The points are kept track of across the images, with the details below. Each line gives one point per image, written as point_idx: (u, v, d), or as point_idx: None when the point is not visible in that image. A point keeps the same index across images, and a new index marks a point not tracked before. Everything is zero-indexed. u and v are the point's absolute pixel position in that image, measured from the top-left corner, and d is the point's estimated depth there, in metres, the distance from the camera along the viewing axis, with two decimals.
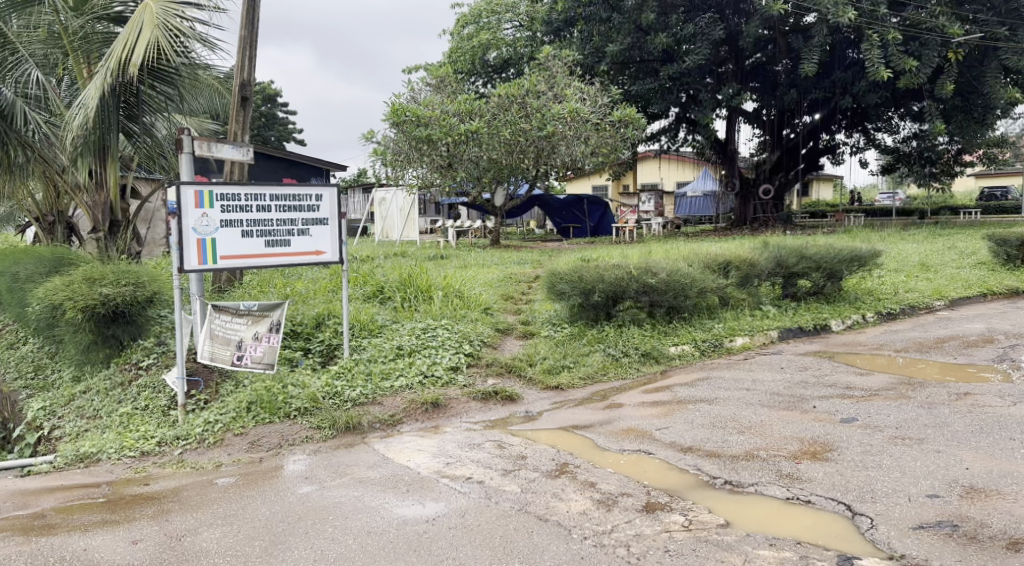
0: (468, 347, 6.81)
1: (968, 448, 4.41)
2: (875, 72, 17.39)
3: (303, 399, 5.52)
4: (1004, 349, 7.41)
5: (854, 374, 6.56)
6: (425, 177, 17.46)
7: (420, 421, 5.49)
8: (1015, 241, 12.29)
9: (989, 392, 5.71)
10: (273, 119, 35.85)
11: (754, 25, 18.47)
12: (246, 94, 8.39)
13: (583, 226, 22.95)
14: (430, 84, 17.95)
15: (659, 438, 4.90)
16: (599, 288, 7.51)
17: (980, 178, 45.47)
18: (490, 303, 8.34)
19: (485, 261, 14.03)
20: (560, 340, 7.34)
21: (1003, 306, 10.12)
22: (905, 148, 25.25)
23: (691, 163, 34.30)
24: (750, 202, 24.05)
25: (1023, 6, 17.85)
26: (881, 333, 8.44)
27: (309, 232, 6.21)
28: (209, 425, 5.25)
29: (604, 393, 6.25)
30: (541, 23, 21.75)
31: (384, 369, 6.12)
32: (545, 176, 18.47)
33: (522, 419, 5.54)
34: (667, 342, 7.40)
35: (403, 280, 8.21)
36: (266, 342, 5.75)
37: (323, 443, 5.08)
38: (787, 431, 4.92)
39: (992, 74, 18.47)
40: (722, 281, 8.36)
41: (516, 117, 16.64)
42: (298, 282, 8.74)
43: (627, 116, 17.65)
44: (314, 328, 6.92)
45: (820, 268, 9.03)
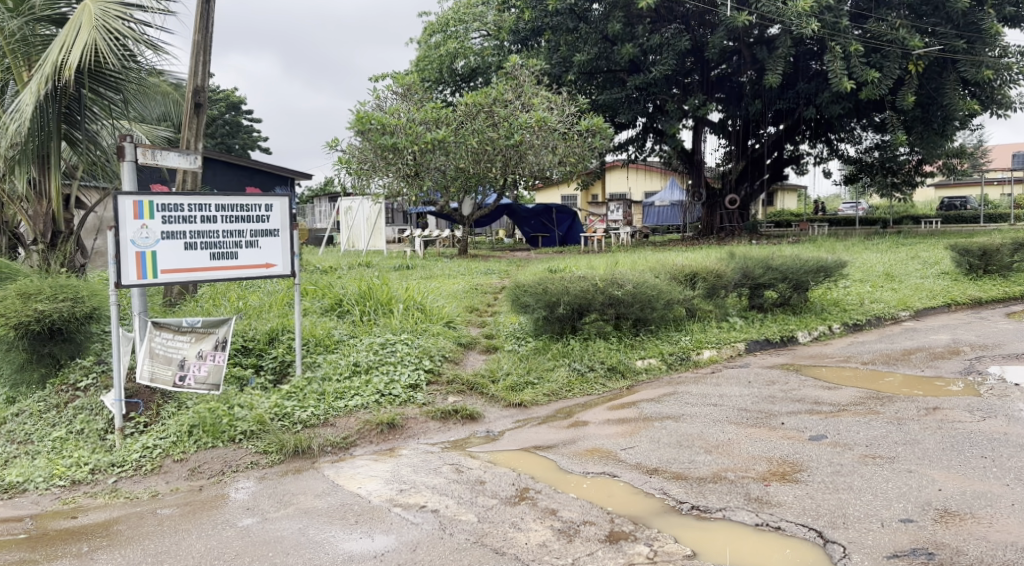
0: (428, 362, 6.56)
1: (939, 467, 4.29)
2: (838, 83, 17.61)
3: (249, 422, 5.26)
4: (971, 361, 7.36)
5: (823, 388, 6.44)
6: (391, 185, 17.15)
7: (374, 444, 5.24)
8: (977, 251, 12.40)
9: (958, 406, 5.63)
10: (236, 127, 35.14)
11: (719, 36, 18.54)
12: (199, 100, 8.04)
13: (551, 235, 22.82)
14: (396, 92, 17.70)
15: (624, 459, 4.70)
16: (564, 300, 7.29)
17: (940, 188, 46.35)
18: (452, 316, 8.10)
19: (451, 272, 13.76)
20: (524, 354, 7.13)
21: (967, 316, 10.16)
22: (868, 158, 25.48)
23: (659, 172, 34.52)
24: (716, 211, 23.99)
25: (980, 19, 18.23)
26: (847, 344, 8.37)
27: (257, 244, 5.93)
28: (148, 450, 5.06)
29: (569, 410, 6.04)
30: (509, 32, 21.48)
31: (337, 388, 5.85)
32: (513, 186, 18.31)
33: (481, 439, 5.31)
34: (634, 355, 7.23)
35: (363, 293, 7.93)
36: (210, 360, 5.51)
37: (269, 469, 4.85)
38: (755, 451, 4.75)
39: (952, 86, 18.79)
40: (688, 293, 8.22)
41: (483, 126, 16.45)
42: (253, 295, 8.42)
43: (595, 126, 17.59)
44: (267, 343, 6.62)
45: (786, 278, 8.94)
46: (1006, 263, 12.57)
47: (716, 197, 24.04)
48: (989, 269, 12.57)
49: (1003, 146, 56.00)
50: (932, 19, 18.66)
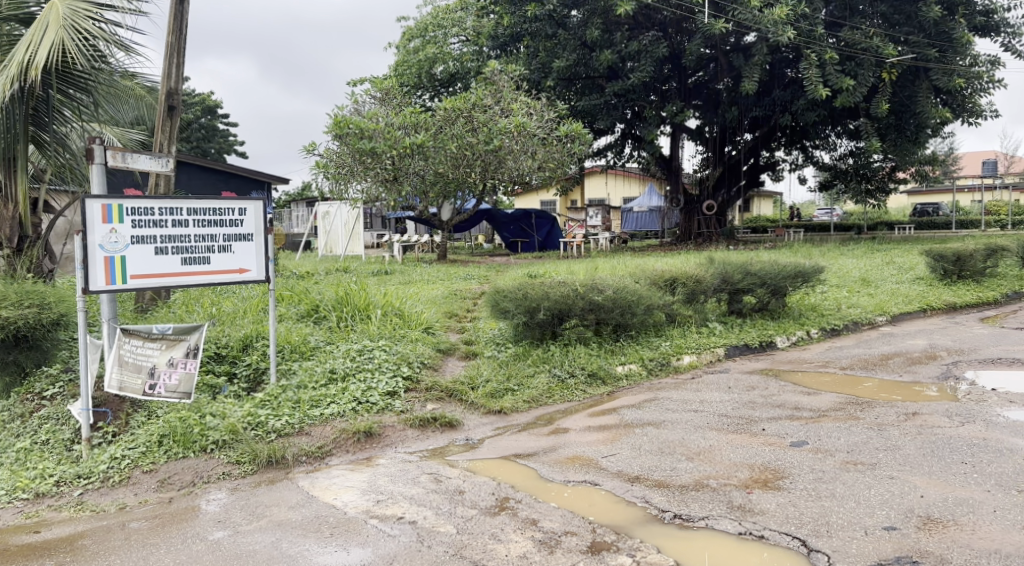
0: (406, 369, 6.45)
1: (920, 474, 4.27)
2: (814, 90, 17.77)
3: (221, 431, 5.14)
4: (948, 366, 7.41)
5: (802, 394, 6.43)
6: (369, 191, 17.01)
7: (351, 453, 5.13)
8: (952, 256, 12.53)
9: (937, 411, 5.64)
10: (212, 131, 34.72)
11: (696, 43, 18.64)
12: (172, 102, 7.88)
13: (531, 241, 22.78)
14: (374, 97, 17.59)
15: (605, 467, 4.64)
16: (544, 306, 7.22)
17: (912, 195, 46.98)
18: (431, 321, 8.00)
19: (430, 278, 13.65)
20: (504, 361, 7.04)
21: (942, 321, 10.24)
22: (843, 165, 25.76)
23: (638, 178, 34.63)
24: (694, 217, 24.09)
25: (951, 29, 18.49)
26: (825, 350, 8.39)
27: (231, 248, 5.81)
28: (116, 462, 4.93)
29: (549, 417, 5.97)
30: (488, 37, 21.28)
31: (313, 396, 5.73)
32: (492, 191, 18.26)
33: (461, 448, 5.22)
34: (614, 361, 7.18)
35: (340, 298, 7.80)
36: (181, 368, 5.42)
37: (241, 480, 4.74)
38: (737, 457, 4.71)
39: (924, 94, 19.07)
40: (668, 298, 8.19)
41: (463, 131, 16.38)
42: (227, 301, 8.27)
43: (574, 131, 17.60)
44: (241, 350, 6.48)
45: (765, 284, 8.95)
46: (979, 268, 12.73)
47: (694, 203, 24.14)
48: (963, 274, 12.72)
49: (973, 153, 56.97)
50: (905, 28, 18.92)
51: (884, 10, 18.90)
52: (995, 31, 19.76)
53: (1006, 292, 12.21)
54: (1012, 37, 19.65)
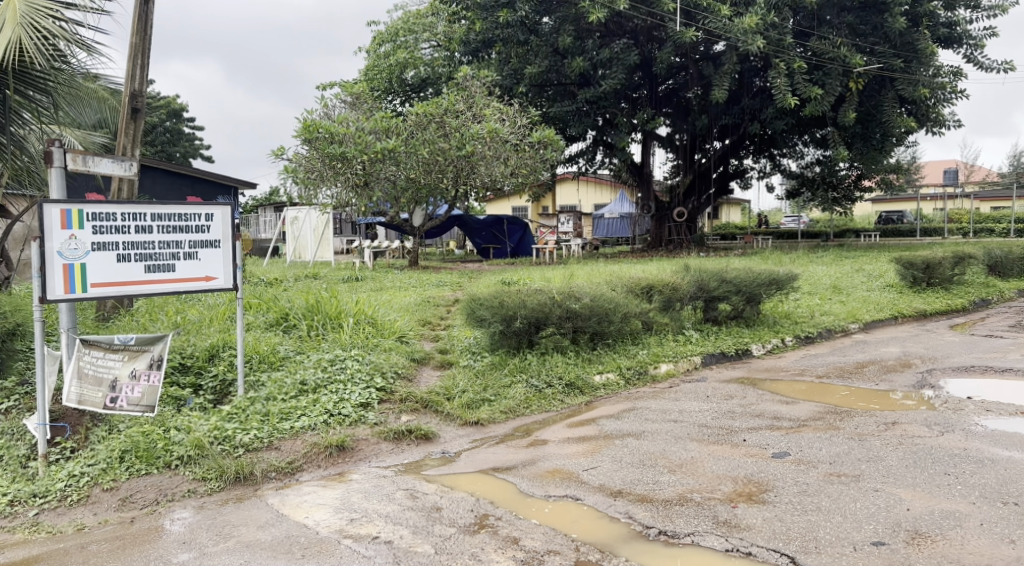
0: (380, 380, 6.28)
1: (905, 485, 4.23)
2: (783, 99, 17.94)
3: (186, 446, 4.93)
4: (922, 374, 7.43)
5: (780, 403, 6.38)
6: (340, 196, 16.78)
7: (322, 468, 4.95)
8: (921, 264, 12.68)
9: (916, 421, 5.62)
10: (178, 135, 34.08)
11: (667, 52, 18.70)
12: (136, 105, 7.63)
13: (503, 247, 22.69)
14: (345, 101, 17.39)
15: (586, 480, 4.52)
16: (521, 314, 7.09)
17: (877, 204, 47.80)
18: (405, 330, 7.84)
19: (402, 284, 13.48)
20: (480, 370, 6.91)
21: (914, 329, 10.33)
22: (810, 173, 26.08)
23: (609, 185, 34.76)
24: (665, 224, 24.14)
25: (916, 40, 18.79)
26: (801, 357, 8.39)
27: (196, 255, 5.60)
28: (74, 479, 4.69)
29: (527, 428, 5.85)
30: (459, 43, 21.11)
31: (283, 409, 5.54)
32: (465, 197, 18.16)
33: (437, 461, 5.07)
34: (592, 370, 7.09)
35: (310, 306, 7.60)
36: (144, 381, 5.22)
37: (208, 497, 4.56)
38: (719, 470, 4.63)
39: (890, 103, 19.38)
40: (645, 306, 8.11)
41: (435, 136, 16.24)
42: (192, 309, 8.03)
43: (547, 138, 17.56)
44: (207, 361, 6.28)
45: (740, 291, 8.93)
46: (947, 275, 12.90)
47: (665, 210, 24.20)
48: (932, 282, 12.87)
49: (935, 162, 58.20)
50: (872, 38, 19.18)
51: (851, 21, 19.14)
52: (958, 42, 20.14)
53: (973, 300, 12.38)
54: (974, 49, 20.04)
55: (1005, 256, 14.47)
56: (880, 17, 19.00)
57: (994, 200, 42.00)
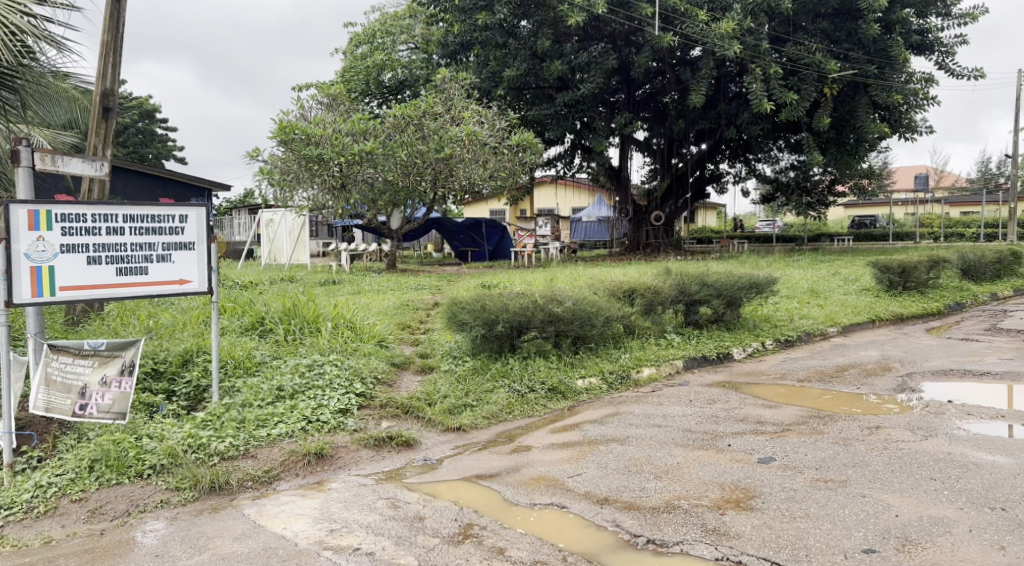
0: (360, 386, 6.16)
1: (892, 491, 4.21)
2: (759, 104, 18.06)
3: (159, 454, 4.79)
4: (902, 378, 7.45)
5: (763, 407, 6.35)
6: (316, 198, 16.57)
7: (301, 477, 4.82)
8: (897, 268, 12.79)
9: (898, 425, 5.61)
10: (150, 136, 33.56)
11: (645, 56, 18.74)
12: (108, 104, 7.44)
13: (481, 250, 22.60)
14: (321, 102, 17.18)
15: (572, 488, 4.45)
16: (503, 318, 7.01)
17: (850, 208, 48.45)
18: (385, 333, 7.72)
19: (380, 287, 13.33)
20: (461, 375, 6.81)
21: (891, 332, 10.39)
22: (785, 177, 26.31)
23: (587, 190, 34.82)
24: (642, 228, 24.15)
25: (891, 46, 18.82)
26: (781, 361, 8.39)
27: (170, 258, 5.44)
28: (41, 490, 4.53)
29: (510, 433, 5.76)
30: (437, 45, 20.99)
31: (260, 415, 5.40)
32: (443, 200, 18.05)
33: (419, 469, 4.97)
34: (574, 374, 7.02)
35: (287, 310, 7.45)
36: (116, 387, 5.05)
37: (182, 508, 4.41)
38: (706, 475, 4.58)
39: (863, 109, 19.60)
40: (627, 310, 8.06)
41: (413, 139, 16.12)
42: (165, 314, 7.86)
43: (526, 141, 17.51)
44: (180, 366, 6.13)
45: (721, 294, 8.92)
46: (923, 279, 13.02)
47: (642, 214, 24.21)
48: (908, 286, 12.99)
49: (906, 167, 59.06)
50: (846, 44, 19.37)
51: (826, 27, 19.31)
52: (930, 49, 20.45)
53: (948, 303, 12.51)
54: (946, 56, 20.34)
55: (978, 261, 14.67)
56: (854, 23, 19.11)
57: (963, 205, 42.70)
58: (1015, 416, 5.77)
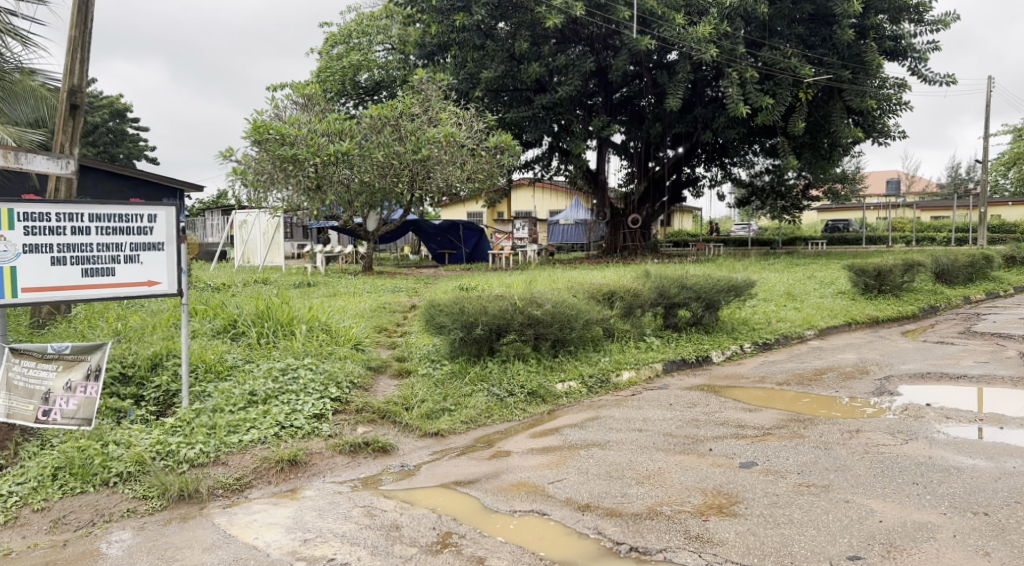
0: (335, 390, 6.03)
1: (875, 496, 4.19)
2: (735, 108, 18.14)
3: (126, 462, 4.63)
4: (880, 381, 7.47)
5: (743, 410, 6.31)
6: (291, 199, 16.35)
7: (273, 485, 4.68)
8: (873, 271, 12.88)
9: (879, 428, 5.60)
10: (121, 136, 32.96)
11: (622, 59, 18.76)
12: (75, 101, 7.24)
13: (458, 252, 22.51)
14: (296, 102, 16.94)
15: (553, 494, 4.36)
16: (482, 321, 6.91)
17: (823, 212, 49.00)
18: (360, 336, 7.59)
19: (355, 289, 13.16)
20: (439, 379, 6.70)
21: (868, 335, 10.45)
22: (760, 182, 26.49)
23: (565, 193, 34.60)
24: (619, 231, 24.08)
25: (864, 52, 19.16)
26: (759, 364, 8.37)
27: (138, 258, 5.27)
28: (1, 499, 4.34)
29: (489, 439, 5.66)
30: (414, 46, 20.83)
31: (231, 421, 5.25)
32: (420, 202, 17.92)
33: (396, 475, 4.85)
34: (554, 378, 6.93)
35: (260, 313, 7.29)
36: (80, 393, 4.92)
37: (149, 517, 4.26)
38: (688, 481, 4.51)
39: (838, 114, 19.80)
40: (606, 312, 7.99)
41: (390, 140, 15.98)
42: (134, 316, 7.67)
43: (503, 143, 17.45)
44: (149, 370, 5.97)
45: (700, 297, 8.89)
46: (897, 282, 13.13)
47: (620, 217, 24.14)
48: (883, 289, 13.09)
49: (878, 173, 59.87)
50: (821, 50, 19.52)
51: (801, 32, 19.46)
52: (903, 55, 20.65)
53: (922, 306, 12.63)
54: (918, 62, 20.58)
55: (951, 265, 14.85)
56: (829, 30, 19.33)
57: (934, 209, 43.32)
58: (993, 420, 5.78)
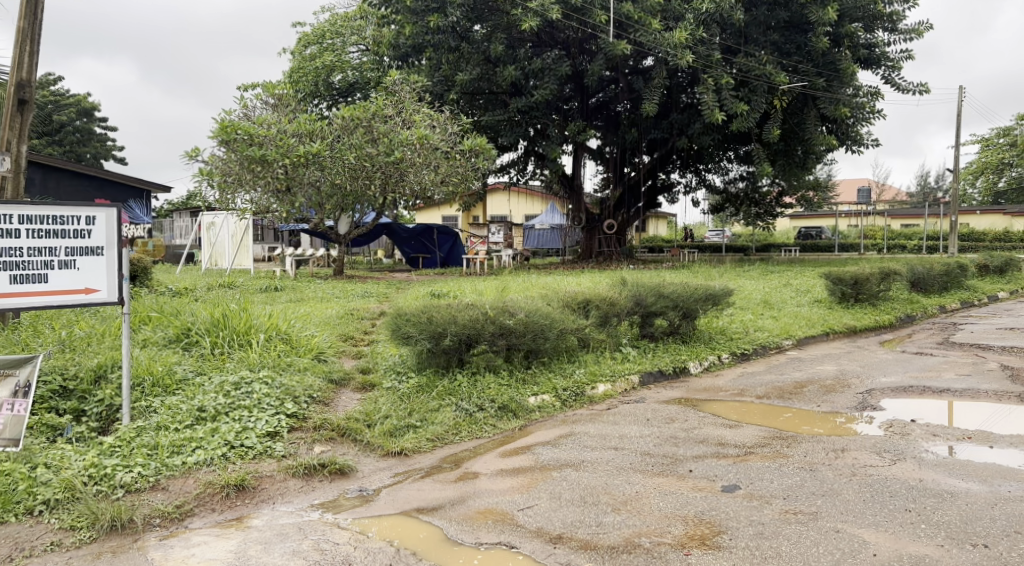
0: (291, 406, 5.65)
1: (867, 525, 3.95)
2: (710, 114, 18.01)
3: (54, 488, 4.30)
4: (862, 395, 7.24)
5: (723, 427, 6.02)
6: (259, 201, 15.89)
7: (217, 513, 4.33)
8: (849, 280, 12.73)
9: (865, 447, 5.36)
10: (88, 135, 32.08)
11: (598, 64, 18.54)
12: (24, 96, 6.74)
13: (432, 257, 22.18)
14: (266, 102, 16.46)
15: (522, 523, 4.06)
16: (451, 331, 6.56)
17: (794, 220, 49.18)
18: (323, 346, 7.20)
19: (323, 295, 12.75)
20: (405, 392, 6.32)
21: (846, 345, 10.26)
22: (734, 189, 26.55)
23: (539, 197, 34.83)
24: (595, 236, 23.82)
25: (838, 60, 19.11)
26: (738, 376, 8.11)
27: (75, 264, 4.93)
28: None
29: (455, 458, 5.32)
30: (388, 47, 20.33)
31: (175, 441, 4.89)
32: (393, 204, 17.57)
33: (353, 501, 4.50)
34: (525, 391, 6.58)
35: (215, 321, 6.87)
36: (7, 410, 4.68)
37: (76, 550, 3.92)
38: (667, 506, 4.22)
39: (812, 122, 19.81)
40: (581, 322, 7.68)
41: (361, 141, 15.56)
42: (83, 323, 7.25)
43: (478, 146, 17.12)
44: (92, 383, 5.55)
45: (676, 306, 8.60)
46: (874, 291, 13.00)
47: (595, 222, 23.89)
48: (859, 298, 12.95)
49: (849, 181, 60.57)
50: (796, 57, 19.48)
51: (776, 39, 19.36)
52: (877, 64, 20.67)
53: (899, 316, 12.51)
54: (892, 70, 20.62)
55: (927, 273, 14.78)
56: (804, 37, 19.32)
57: (906, 218, 43.62)
58: (982, 438, 5.55)
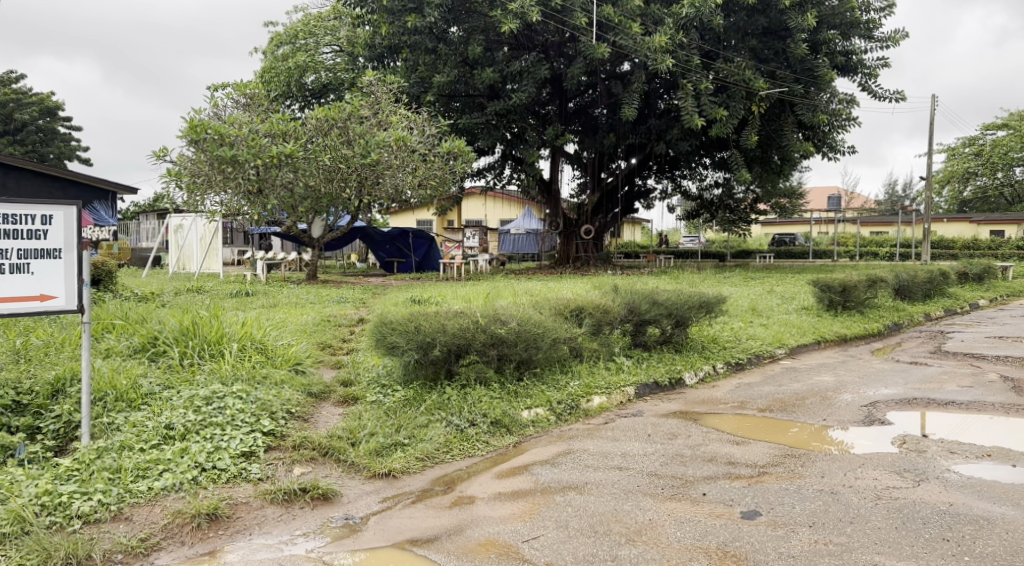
0: (267, 423, 5.19)
1: (905, 558, 3.65)
2: (689, 120, 17.74)
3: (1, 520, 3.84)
4: (866, 408, 6.93)
5: (729, 443, 5.68)
6: (229, 203, 15.27)
7: (187, 547, 3.89)
8: (837, 287, 12.50)
9: (883, 466, 5.06)
10: (52, 135, 31.02)
11: (578, 68, 18.24)
12: None
13: (407, 260, 21.72)
14: (238, 101, 15.90)
15: (528, 558, 3.74)
16: (439, 341, 6.15)
17: (766, 227, 49.56)
18: (301, 356, 6.70)
19: (297, 300, 12.30)
20: (390, 407, 5.89)
21: (839, 354, 10.03)
22: (710, 195, 26.46)
23: (516, 201, 34.47)
24: (572, 241, 23.47)
25: (816, 67, 18.90)
26: (735, 387, 7.78)
27: (29, 268, 4.45)
28: None
29: (448, 479, 4.90)
30: (363, 47, 19.96)
31: (140, 463, 4.44)
32: (368, 207, 17.10)
33: (340, 531, 4.09)
34: (518, 405, 6.18)
35: (185, 329, 6.40)
36: None
37: None
38: (685, 536, 3.90)
39: (790, 128, 19.76)
40: (574, 330, 7.29)
41: (336, 143, 15.16)
42: (39, 332, 6.70)
43: (456, 148, 16.75)
44: (49, 397, 5.08)
45: (670, 314, 8.26)
46: (861, 299, 12.82)
47: (572, 227, 23.53)
48: (847, 305, 12.74)
49: (819, 189, 61.12)
50: (774, 63, 19.31)
51: (754, 46, 19.08)
52: (854, 71, 20.63)
53: (887, 324, 12.31)
54: (868, 78, 20.61)
55: (911, 281, 14.66)
56: (782, 43, 19.10)
57: (877, 225, 44.04)
58: (1002, 456, 5.28)
